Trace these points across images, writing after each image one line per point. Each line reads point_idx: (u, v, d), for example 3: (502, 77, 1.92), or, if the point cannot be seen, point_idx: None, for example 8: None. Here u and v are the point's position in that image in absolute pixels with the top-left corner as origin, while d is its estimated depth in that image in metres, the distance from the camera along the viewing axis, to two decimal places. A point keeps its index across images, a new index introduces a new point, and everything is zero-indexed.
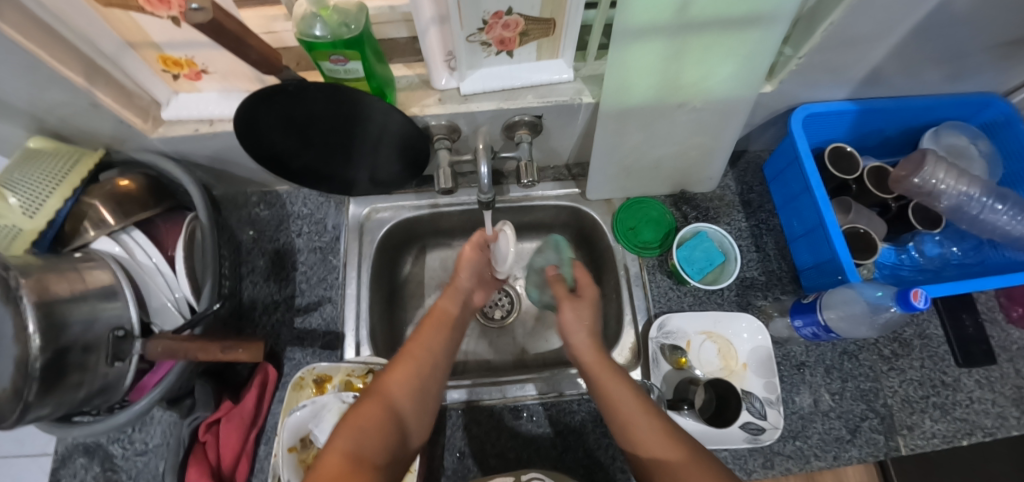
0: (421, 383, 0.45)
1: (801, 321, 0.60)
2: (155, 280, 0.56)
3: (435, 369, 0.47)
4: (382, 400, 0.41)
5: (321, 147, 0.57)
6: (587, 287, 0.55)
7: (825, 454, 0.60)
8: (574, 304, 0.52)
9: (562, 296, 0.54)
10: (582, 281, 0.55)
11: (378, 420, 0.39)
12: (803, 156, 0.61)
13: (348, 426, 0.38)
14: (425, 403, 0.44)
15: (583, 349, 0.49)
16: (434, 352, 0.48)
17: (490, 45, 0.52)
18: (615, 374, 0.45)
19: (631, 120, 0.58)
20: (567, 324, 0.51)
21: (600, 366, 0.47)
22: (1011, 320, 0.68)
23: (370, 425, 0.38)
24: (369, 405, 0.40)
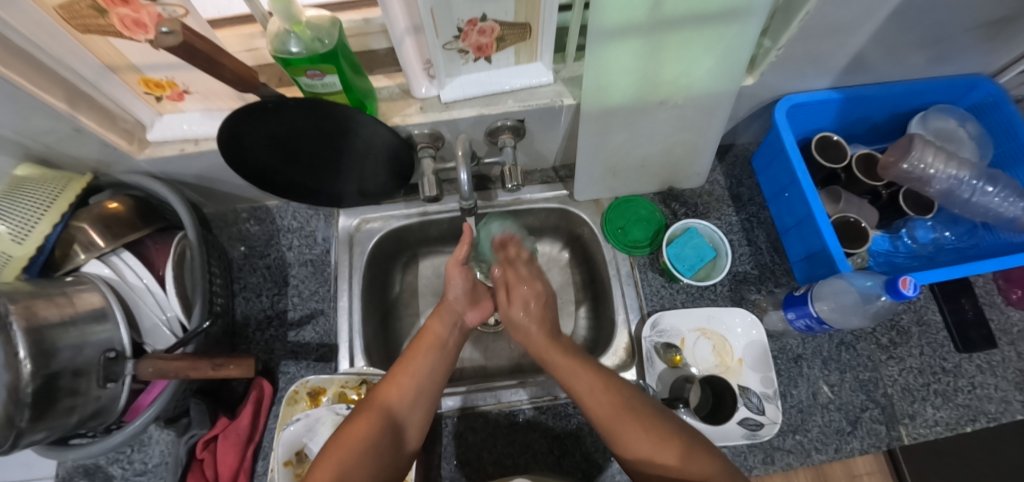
0: (410, 400, 0.48)
1: (794, 313, 0.59)
2: (146, 300, 0.57)
3: (426, 385, 0.50)
4: (369, 423, 0.45)
5: (305, 162, 0.57)
6: (518, 286, 0.54)
7: (826, 447, 0.60)
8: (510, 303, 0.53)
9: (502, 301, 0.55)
10: (515, 279, 0.54)
11: (363, 444, 0.43)
12: (788, 148, 0.61)
13: (332, 455, 0.42)
14: (414, 415, 0.48)
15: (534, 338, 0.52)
16: (424, 370, 0.50)
17: (467, 52, 0.52)
18: (564, 351, 0.50)
19: (613, 121, 0.58)
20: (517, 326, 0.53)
21: (550, 348, 0.50)
22: (1011, 303, 0.67)
23: (353, 452, 0.42)
24: (354, 430, 0.44)
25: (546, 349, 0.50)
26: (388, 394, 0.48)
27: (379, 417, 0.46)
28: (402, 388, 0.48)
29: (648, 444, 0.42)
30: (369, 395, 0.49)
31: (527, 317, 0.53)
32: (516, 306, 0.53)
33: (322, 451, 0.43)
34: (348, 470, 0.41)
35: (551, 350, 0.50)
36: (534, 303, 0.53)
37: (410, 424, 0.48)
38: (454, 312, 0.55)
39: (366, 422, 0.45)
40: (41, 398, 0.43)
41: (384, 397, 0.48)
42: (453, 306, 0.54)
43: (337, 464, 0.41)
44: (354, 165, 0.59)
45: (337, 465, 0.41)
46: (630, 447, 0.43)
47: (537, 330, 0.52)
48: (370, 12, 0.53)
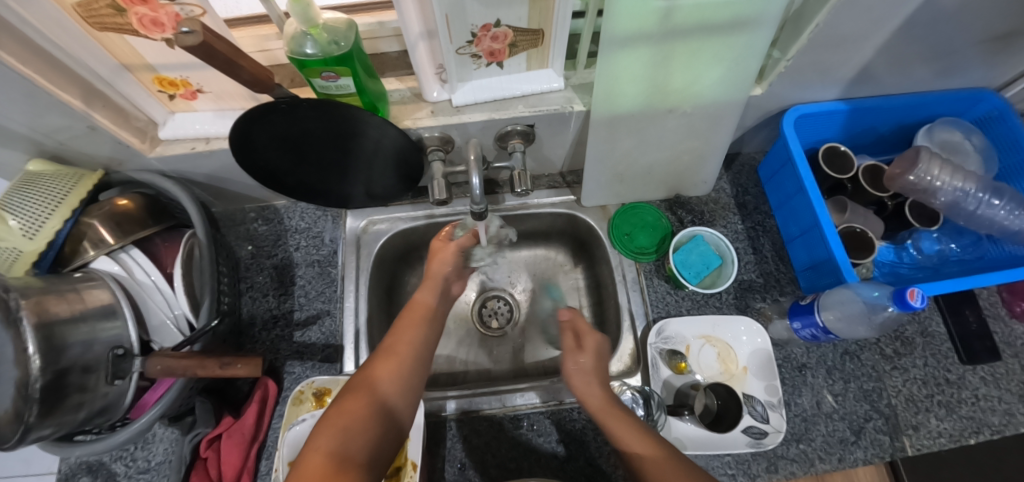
0: (405, 369, 0.46)
1: (800, 322, 0.59)
2: (154, 297, 0.57)
3: (419, 352, 0.48)
4: (368, 391, 0.42)
5: (314, 162, 0.57)
6: (587, 335, 0.54)
7: (830, 457, 0.60)
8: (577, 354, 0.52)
9: (565, 345, 0.54)
10: (584, 329, 0.54)
11: (362, 412, 0.40)
12: (796, 157, 0.61)
13: (331, 425, 0.39)
14: (411, 385, 0.45)
15: (590, 397, 0.49)
16: (416, 338, 0.49)
17: (479, 57, 0.53)
18: (620, 416, 0.47)
19: (621, 127, 0.59)
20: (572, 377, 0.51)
21: (605, 410, 0.47)
22: (1014, 315, 0.67)
23: (354, 420, 0.39)
24: (352, 400, 0.41)
25: (601, 413, 0.47)
26: (384, 363, 0.45)
27: (376, 386, 0.43)
28: (397, 357, 0.46)
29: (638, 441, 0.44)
30: (363, 370, 0.46)
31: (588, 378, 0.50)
32: (586, 354, 0.52)
33: (319, 423, 0.40)
34: (352, 439, 0.38)
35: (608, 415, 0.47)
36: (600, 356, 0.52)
37: (408, 395, 0.45)
38: (440, 281, 0.56)
39: (363, 390, 0.42)
40: (50, 393, 0.43)
41: (380, 365, 0.45)
42: (438, 275, 0.56)
43: (338, 431, 0.38)
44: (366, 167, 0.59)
45: (336, 435, 0.38)
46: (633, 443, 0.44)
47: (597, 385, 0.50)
48: (385, 16, 0.54)
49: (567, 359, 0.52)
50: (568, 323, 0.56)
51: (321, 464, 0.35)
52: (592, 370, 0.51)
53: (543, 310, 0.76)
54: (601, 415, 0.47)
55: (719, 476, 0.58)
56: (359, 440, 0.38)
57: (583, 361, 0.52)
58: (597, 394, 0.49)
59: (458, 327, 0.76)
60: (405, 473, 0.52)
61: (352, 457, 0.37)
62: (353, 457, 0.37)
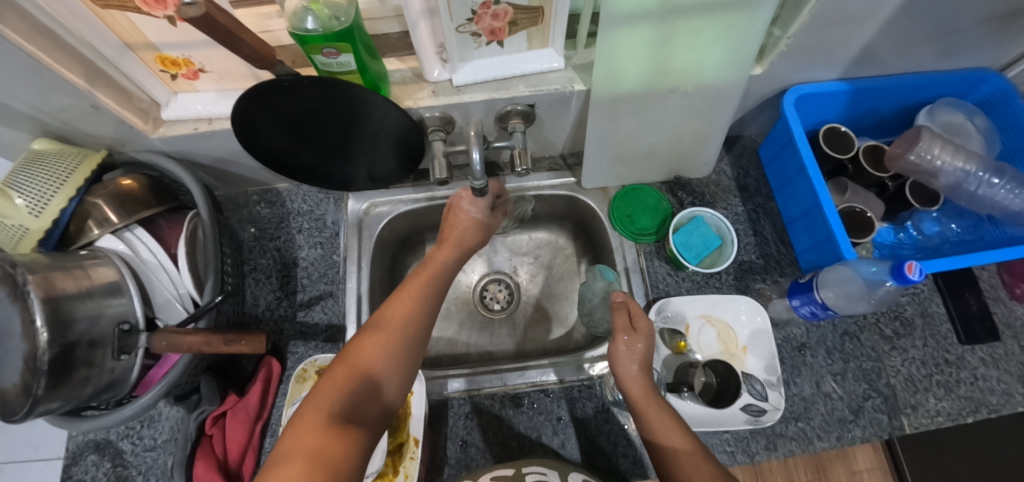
0: (411, 331, 0.43)
1: (799, 300, 0.59)
2: (159, 276, 0.57)
3: (425, 313, 0.45)
4: (376, 355, 0.41)
5: (318, 143, 0.58)
6: (641, 317, 0.51)
7: (828, 435, 0.60)
8: (628, 334, 0.50)
9: (617, 324, 0.51)
10: (638, 310, 0.51)
11: (360, 373, 0.39)
12: (797, 138, 0.61)
13: (331, 386, 0.38)
14: (415, 349, 0.43)
15: (630, 381, 0.49)
16: (424, 295, 0.46)
17: (480, 36, 0.53)
18: (662, 410, 0.46)
19: (622, 108, 0.59)
20: (619, 355, 0.49)
21: (647, 399, 0.47)
22: (1014, 297, 0.67)
23: (355, 383, 0.38)
24: (354, 363, 0.40)
25: (640, 402, 0.48)
26: (394, 322, 0.43)
27: (383, 349, 0.41)
28: (402, 318, 0.43)
29: (670, 430, 0.45)
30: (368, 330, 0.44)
31: (632, 360, 0.50)
32: (638, 336, 0.50)
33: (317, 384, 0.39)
34: (353, 402, 0.37)
35: (649, 405, 0.47)
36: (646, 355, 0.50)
37: (411, 358, 0.43)
38: (462, 249, 0.52)
39: (370, 349, 0.41)
40: (58, 366, 0.44)
41: (389, 324, 0.43)
42: (461, 239, 0.52)
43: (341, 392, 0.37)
44: (371, 148, 0.59)
45: (338, 398, 0.37)
46: (665, 429, 0.45)
47: (639, 370, 0.49)
48: None
49: (618, 337, 0.50)
50: (621, 303, 0.53)
51: (321, 426, 0.34)
52: (641, 352, 0.50)
53: (593, 292, 0.66)
54: (643, 404, 0.47)
55: (718, 453, 0.59)
56: (363, 404, 0.38)
57: (638, 344, 0.50)
58: (640, 381, 0.49)
59: (460, 309, 0.77)
60: (407, 450, 0.55)
61: (356, 418, 0.36)
62: (357, 420, 0.36)
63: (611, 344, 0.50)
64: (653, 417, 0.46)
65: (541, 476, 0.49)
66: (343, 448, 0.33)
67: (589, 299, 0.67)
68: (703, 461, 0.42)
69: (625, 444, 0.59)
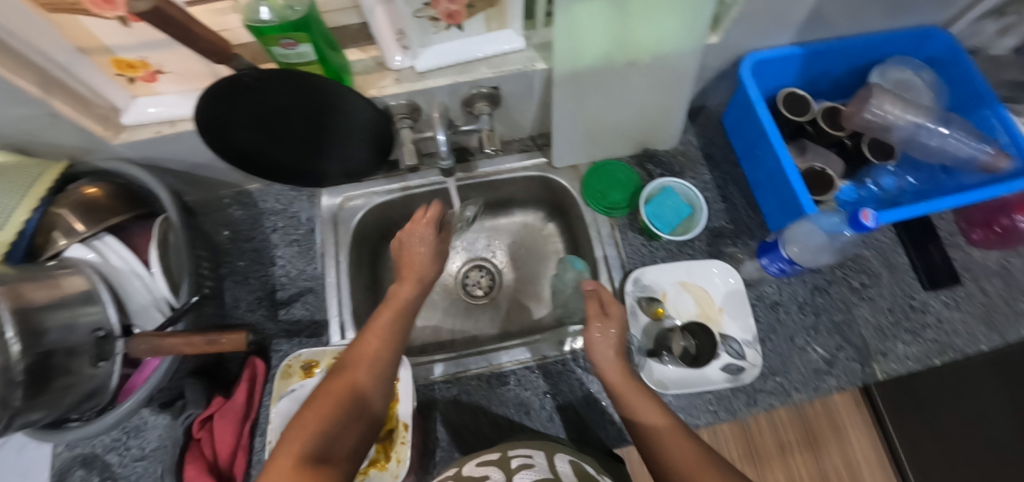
0: (382, 365, 0.45)
1: (767, 258, 0.61)
2: (133, 283, 0.57)
3: (394, 346, 0.48)
4: (350, 386, 0.42)
5: (289, 141, 0.58)
6: (613, 304, 0.53)
7: (806, 387, 0.63)
8: (602, 320, 0.52)
9: (591, 312, 0.52)
10: (609, 297, 0.53)
11: (341, 405, 0.40)
12: (756, 103, 0.63)
13: (308, 422, 0.37)
14: (387, 379, 0.45)
15: (607, 367, 0.50)
16: (391, 331, 0.49)
17: (439, 20, 0.53)
18: (643, 395, 0.47)
19: (587, 84, 0.60)
20: (593, 342, 0.51)
21: (626, 385, 0.48)
22: (972, 243, 0.71)
23: (331, 418, 0.38)
24: (331, 395, 0.40)
25: (620, 388, 0.48)
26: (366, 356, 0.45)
27: (358, 379, 0.43)
28: (375, 353, 0.46)
29: (649, 410, 0.45)
30: (340, 366, 0.45)
31: (605, 347, 0.51)
32: (613, 321, 0.52)
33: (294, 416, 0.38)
34: (331, 437, 0.37)
35: (628, 388, 0.48)
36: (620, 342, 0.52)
37: (383, 390, 0.45)
38: (423, 284, 0.56)
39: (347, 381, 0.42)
40: (35, 377, 0.43)
41: (360, 360, 0.45)
42: (421, 275, 0.56)
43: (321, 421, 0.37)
44: (342, 141, 0.59)
45: (316, 428, 0.36)
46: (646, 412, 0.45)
47: (618, 363, 0.50)
48: None
49: (592, 325, 0.52)
50: (592, 292, 0.54)
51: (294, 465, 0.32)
52: (615, 337, 0.51)
53: (566, 282, 0.72)
54: (622, 388, 0.48)
55: (701, 414, 0.61)
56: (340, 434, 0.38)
57: (611, 329, 0.51)
58: (617, 366, 0.50)
59: (444, 297, 0.77)
60: (398, 435, 0.55)
61: (331, 455, 0.36)
62: (332, 457, 0.35)
63: (586, 335, 0.52)
64: (634, 400, 0.47)
65: (526, 460, 0.44)
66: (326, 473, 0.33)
67: (561, 291, 0.73)
68: (682, 435, 0.42)
69: (613, 410, 0.61)
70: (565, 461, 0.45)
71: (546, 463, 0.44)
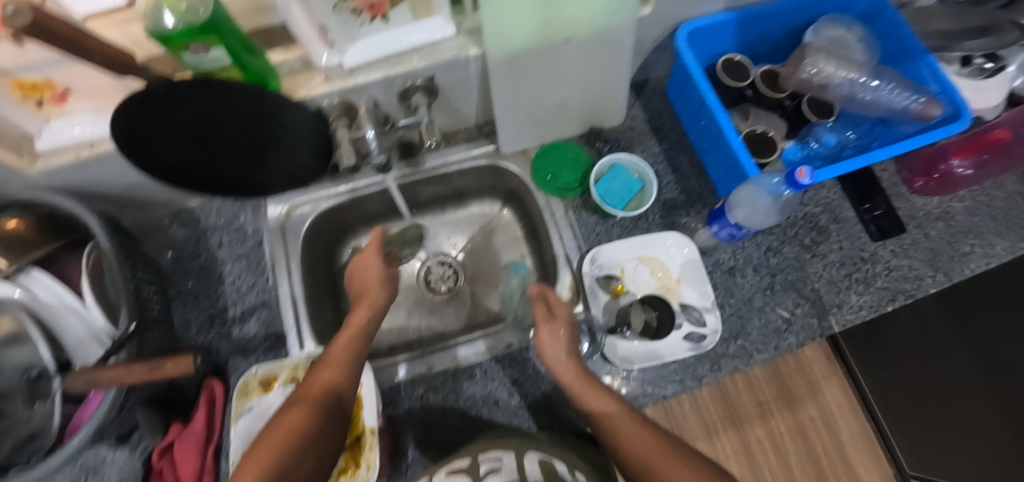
0: (335, 397, 0.44)
1: (717, 225, 0.61)
2: (67, 317, 0.54)
3: (348, 374, 0.47)
4: (303, 416, 0.41)
5: (224, 151, 0.55)
6: (559, 304, 0.58)
7: (767, 347, 0.64)
8: (549, 323, 0.55)
9: (538, 316, 0.57)
10: (554, 299, 0.58)
11: (292, 441, 0.38)
12: (693, 71, 0.63)
13: (255, 463, 0.35)
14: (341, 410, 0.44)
15: (561, 368, 0.53)
16: (346, 358, 0.49)
17: (361, 12, 0.51)
18: (598, 390, 0.50)
19: (524, 66, 0.59)
20: (545, 344, 0.54)
21: (581, 384, 0.51)
22: (914, 191, 0.73)
23: (281, 452, 0.36)
24: (285, 427, 0.39)
25: (574, 386, 0.51)
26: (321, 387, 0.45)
27: (310, 409, 0.42)
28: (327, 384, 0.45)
29: (603, 403, 0.49)
30: (291, 404, 0.43)
31: (556, 352, 0.54)
32: (559, 321, 0.56)
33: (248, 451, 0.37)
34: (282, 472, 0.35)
35: (583, 385, 0.51)
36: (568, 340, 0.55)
37: (339, 421, 0.44)
38: (376, 309, 0.57)
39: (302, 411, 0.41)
40: None
41: (314, 392, 0.44)
42: (374, 301, 0.57)
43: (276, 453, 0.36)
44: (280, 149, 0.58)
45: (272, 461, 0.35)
46: (600, 404, 0.49)
47: (573, 362, 0.53)
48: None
49: (542, 328, 0.55)
50: (539, 295, 0.58)
51: None
52: (565, 336, 0.55)
53: (512, 289, 0.74)
54: (577, 387, 0.51)
55: (669, 385, 0.61)
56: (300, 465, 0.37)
57: (560, 330, 0.55)
58: (569, 364, 0.53)
59: (407, 297, 0.77)
60: (366, 441, 0.54)
61: None
62: None
63: (536, 337, 0.55)
64: (587, 396, 0.50)
65: (496, 463, 0.48)
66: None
67: (509, 297, 0.74)
68: (632, 419, 0.46)
69: None
70: (534, 462, 0.47)
71: (515, 465, 0.47)
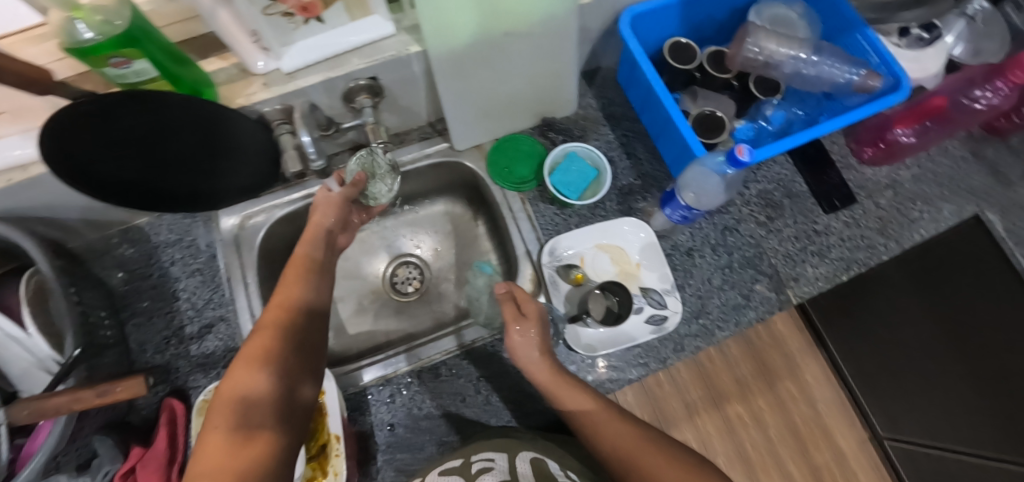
0: (287, 337, 0.46)
1: (669, 208, 0.62)
2: (11, 349, 0.51)
3: (296, 318, 0.48)
4: (255, 365, 0.41)
5: (171, 166, 0.54)
6: (529, 302, 0.55)
7: (727, 324, 0.65)
8: (520, 322, 0.54)
9: (508, 316, 0.54)
10: (523, 296, 0.56)
11: (246, 391, 0.39)
12: (637, 55, 0.63)
13: (220, 410, 0.37)
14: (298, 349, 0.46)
15: (536, 368, 0.53)
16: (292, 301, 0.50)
17: (293, 15, 0.49)
18: (574, 388, 0.52)
19: (468, 62, 0.59)
20: (516, 346, 0.53)
21: (555, 381, 0.52)
22: (863, 162, 0.75)
23: (242, 399, 0.38)
24: (235, 381, 0.40)
25: (553, 388, 0.52)
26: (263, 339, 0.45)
27: (258, 357, 0.42)
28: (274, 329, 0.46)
29: (582, 401, 0.51)
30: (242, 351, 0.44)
31: (526, 354, 0.53)
32: (530, 318, 0.54)
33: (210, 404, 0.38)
34: (249, 412, 0.37)
35: (557, 385, 0.52)
36: (542, 345, 0.54)
37: (298, 358, 0.45)
38: (322, 233, 0.58)
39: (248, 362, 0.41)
40: None
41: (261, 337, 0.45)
42: (320, 226, 0.58)
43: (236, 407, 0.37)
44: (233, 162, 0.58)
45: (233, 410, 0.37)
46: (577, 401, 0.51)
47: (545, 362, 0.53)
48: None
49: (511, 328, 0.54)
50: (506, 294, 0.56)
51: (221, 444, 0.33)
52: (537, 336, 0.53)
53: (478, 288, 0.72)
54: (553, 386, 0.52)
55: (633, 368, 0.62)
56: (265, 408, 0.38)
57: (531, 329, 0.54)
58: (542, 364, 0.53)
59: (374, 300, 0.76)
60: (332, 448, 0.54)
61: (257, 427, 0.36)
62: (257, 428, 0.36)
63: (507, 338, 0.54)
64: (561, 394, 0.52)
65: (488, 462, 0.48)
66: (260, 442, 0.35)
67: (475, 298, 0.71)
68: (611, 413, 0.50)
69: None
70: (524, 461, 0.48)
71: (507, 465, 0.48)
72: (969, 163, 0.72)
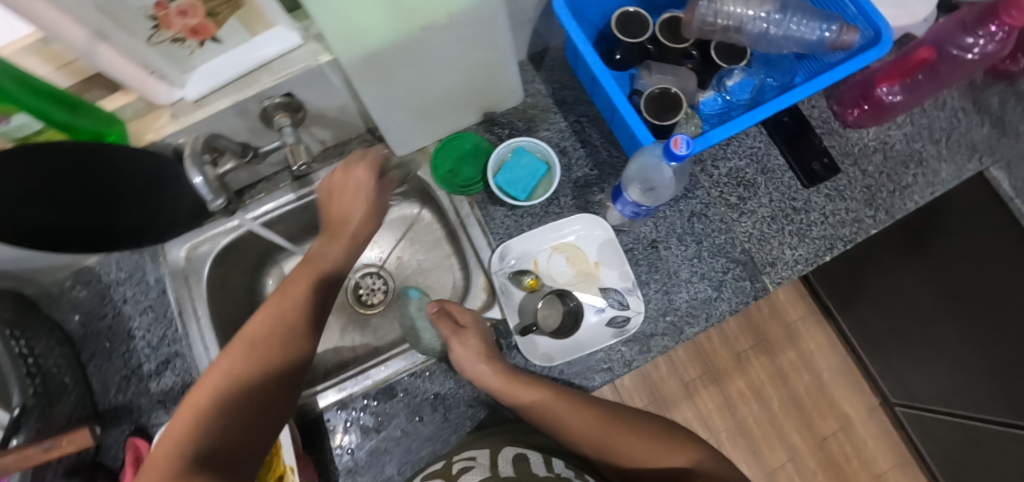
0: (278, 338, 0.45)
1: (620, 202, 0.57)
2: None
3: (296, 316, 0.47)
4: (234, 369, 0.42)
5: (90, 207, 0.52)
6: (463, 313, 0.56)
7: (697, 319, 0.61)
8: (464, 339, 0.52)
9: (446, 333, 0.54)
10: (457, 310, 0.57)
11: (215, 398, 0.40)
12: (574, 33, 0.56)
13: (182, 418, 0.38)
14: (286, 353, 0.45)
15: (488, 379, 0.51)
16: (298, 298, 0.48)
17: (182, 39, 0.44)
18: (527, 385, 0.50)
19: (386, 67, 0.53)
20: (461, 361, 0.51)
21: (511, 386, 0.50)
22: (848, 125, 0.67)
23: (209, 411, 0.39)
24: (211, 383, 0.41)
25: (507, 390, 0.50)
26: (258, 327, 0.45)
27: (242, 359, 0.43)
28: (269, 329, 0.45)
29: (540, 396, 0.49)
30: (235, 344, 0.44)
31: (477, 368, 0.51)
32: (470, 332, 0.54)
33: (186, 396, 0.41)
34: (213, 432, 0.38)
35: (516, 387, 0.50)
36: (485, 350, 0.53)
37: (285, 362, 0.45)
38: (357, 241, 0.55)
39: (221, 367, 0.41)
40: None
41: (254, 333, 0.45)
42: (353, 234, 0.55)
43: (201, 408, 0.39)
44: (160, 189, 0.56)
45: (195, 421, 0.38)
46: (534, 395, 0.49)
47: (496, 379, 0.51)
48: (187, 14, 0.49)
49: (452, 341, 0.52)
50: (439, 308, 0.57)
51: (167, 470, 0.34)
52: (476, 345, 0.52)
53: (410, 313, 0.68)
54: (511, 388, 0.50)
55: (597, 376, 0.59)
56: (225, 430, 0.38)
57: (471, 340, 0.53)
58: (494, 375, 0.51)
59: (339, 315, 0.75)
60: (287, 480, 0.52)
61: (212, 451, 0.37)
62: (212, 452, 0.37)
63: (451, 351, 0.52)
64: (520, 393, 0.50)
65: (469, 460, 0.48)
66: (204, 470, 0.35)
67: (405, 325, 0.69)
68: (570, 398, 0.49)
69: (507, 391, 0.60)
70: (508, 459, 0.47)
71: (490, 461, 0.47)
72: (969, 114, 0.64)
